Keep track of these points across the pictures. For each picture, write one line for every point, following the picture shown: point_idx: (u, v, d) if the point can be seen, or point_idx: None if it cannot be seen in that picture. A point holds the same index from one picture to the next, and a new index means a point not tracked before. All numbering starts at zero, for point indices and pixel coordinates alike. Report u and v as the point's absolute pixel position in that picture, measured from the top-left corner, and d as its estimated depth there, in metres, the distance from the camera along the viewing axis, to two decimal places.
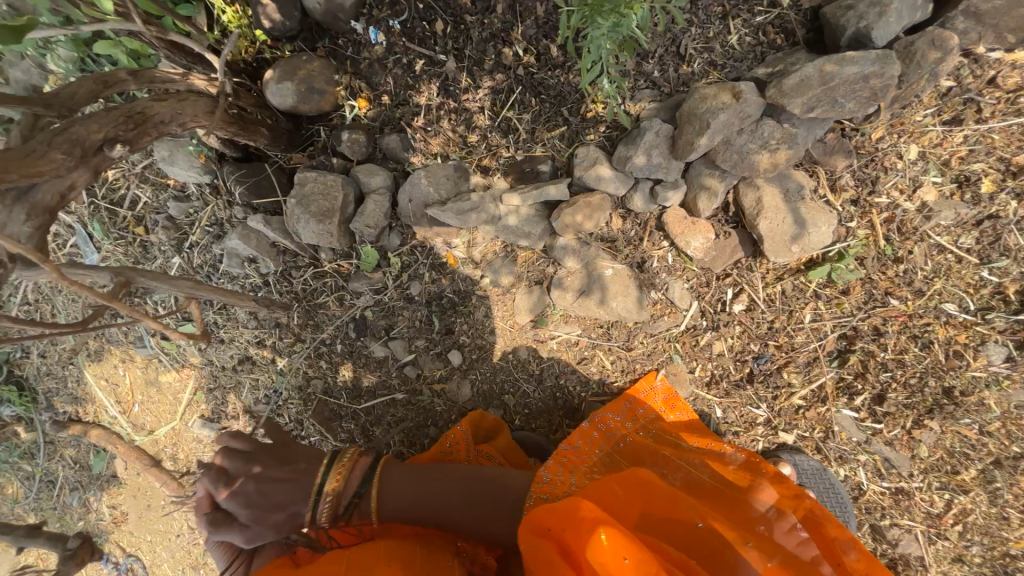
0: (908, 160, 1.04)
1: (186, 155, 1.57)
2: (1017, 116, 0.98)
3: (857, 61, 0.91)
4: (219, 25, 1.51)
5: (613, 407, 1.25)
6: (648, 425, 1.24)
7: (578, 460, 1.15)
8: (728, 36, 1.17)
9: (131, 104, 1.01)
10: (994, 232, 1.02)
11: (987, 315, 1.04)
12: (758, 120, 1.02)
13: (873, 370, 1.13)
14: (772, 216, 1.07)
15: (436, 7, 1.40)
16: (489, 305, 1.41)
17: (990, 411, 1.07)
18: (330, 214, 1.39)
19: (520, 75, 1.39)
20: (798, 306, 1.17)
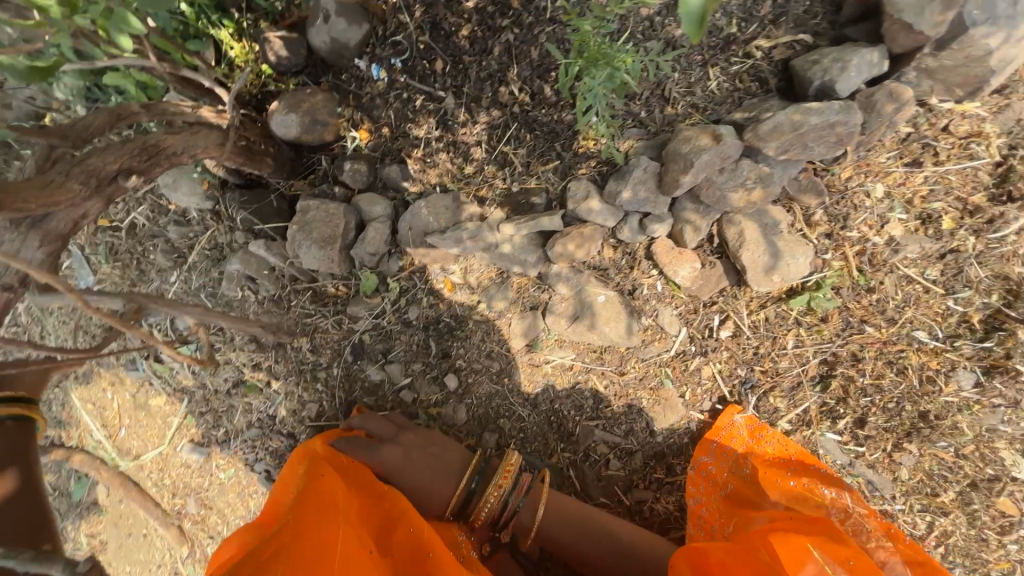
0: (876, 197, 1.12)
1: (190, 181, 1.63)
2: (970, 159, 1.07)
3: (824, 110, 1.00)
4: (227, 59, 1.59)
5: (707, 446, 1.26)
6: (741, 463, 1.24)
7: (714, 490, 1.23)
8: (708, 82, 1.27)
9: (146, 136, 1.05)
10: (956, 265, 1.09)
11: (956, 342, 1.10)
12: (738, 159, 1.09)
13: (853, 394, 1.18)
14: (753, 248, 1.14)
15: (436, 49, 1.49)
16: (484, 331, 1.45)
17: (964, 434, 1.12)
18: (331, 240, 1.43)
19: (515, 112, 1.48)
20: (780, 333, 1.22)
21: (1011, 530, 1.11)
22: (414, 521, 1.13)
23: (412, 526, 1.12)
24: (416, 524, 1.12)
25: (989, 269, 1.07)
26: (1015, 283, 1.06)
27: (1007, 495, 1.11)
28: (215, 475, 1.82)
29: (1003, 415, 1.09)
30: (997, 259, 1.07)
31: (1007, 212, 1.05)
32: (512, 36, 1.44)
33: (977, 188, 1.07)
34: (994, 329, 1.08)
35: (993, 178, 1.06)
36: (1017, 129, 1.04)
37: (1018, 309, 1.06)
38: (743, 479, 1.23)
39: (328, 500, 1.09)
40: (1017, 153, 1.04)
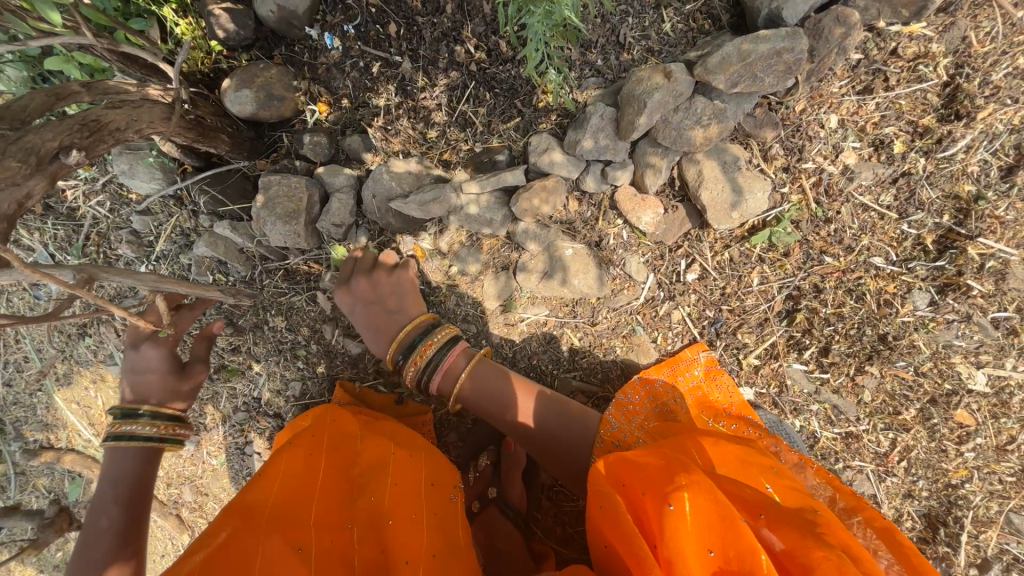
0: (830, 128, 1.13)
1: (147, 167, 1.57)
2: (919, 82, 1.08)
3: (770, 39, 1.00)
4: (173, 37, 1.53)
5: (655, 369, 1.29)
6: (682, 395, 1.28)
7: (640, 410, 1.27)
8: (662, 24, 1.25)
9: (85, 112, 1.03)
10: (908, 188, 1.11)
11: (911, 265, 1.13)
12: (690, 97, 1.09)
13: (817, 325, 1.22)
14: (712, 186, 1.15)
15: (388, 11, 1.44)
16: (458, 295, 1.45)
17: (921, 353, 1.16)
18: (296, 215, 1.41)
19: (473, 71, 1.45)
20: (745, 271, 1.25)
21: (968, 440, 1.16)
22: (375, 490, 1.02)
23: (373, 496, 1.01)
24: (377, 492, 1.02)
25: (940, 190, 1.10)
26: (965, 201, 1.08)
27: (964, 407, 1.15)
28: (208, 461, 1.83)
29: (957, 331, 1.13)
30: (946, 179, 1.09)
31: (954, 131, 1.07)
32: None
33: (927, 110, 1.08)
34: (946, 248, 1.11)
35: (941, 99, 1.07)
36: (963, 47, 1.04)
37: (968, 227, 1.09)
38: (680, 408, 1.26)
39: (266, 506, 0.97)
40: (963, 71, 1.05)
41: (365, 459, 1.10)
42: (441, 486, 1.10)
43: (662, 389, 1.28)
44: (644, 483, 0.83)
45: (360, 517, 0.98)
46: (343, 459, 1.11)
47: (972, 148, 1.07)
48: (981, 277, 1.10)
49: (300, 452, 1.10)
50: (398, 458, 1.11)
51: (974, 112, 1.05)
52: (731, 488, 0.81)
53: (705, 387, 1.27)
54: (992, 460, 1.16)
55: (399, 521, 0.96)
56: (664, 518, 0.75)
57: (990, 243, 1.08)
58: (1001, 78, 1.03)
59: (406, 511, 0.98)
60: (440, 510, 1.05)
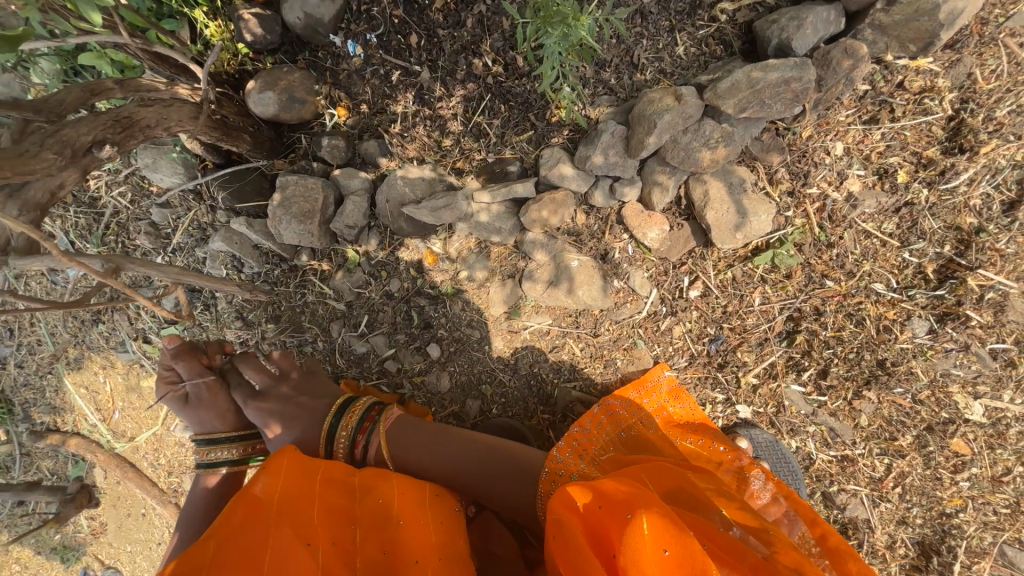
0: (835, 155, 1.16)
1: (170, 162, 1.63)
2: (924, 114, 1.10)
3: (779, 68, 1.03)
4: (203, 38, 1.60)
5: (620, 395, 1.28)
6: (650, 417, 1.26)
7: (614, 428, 1.23)
8: (676, 47, 1.29)
9: (119, 109, 1.07)
10: (911, 218, 1.13)
11: (911, 292, 1.15)
12: (700, 120, 1.13)
13: (817, 347, 1.23)
14: (718, 206, 1.18)
15: (411, 22, 1.50)
16: (465, 300, 1.49)
17: (919, 380, 1.17)
18: (311, 215, 1.46)
19: (489, 84, 1.49)
20: (747, 291, 1.27)
21: (963, 469, 1.17)
22: (382, 492, 1.04)
23: (380, 499, 1.02)
24: (385, 497, 1.03)
25: (941, 221, 1.12)
26: (967, 233, 1.10)
27: (960, 436, 1.16)
28: None
29: (955, 360, 1.14)
30: (948, 210, 1.11)
31: (957, 164, 1.09)
32: (484, 7, 1.45)
33: (931, 142, 1.11)
34: (946, 278, 1.13)
35: (946, 132, 1.10)
36: (969, 83, 1.07)
37: (968, 258, 1.10)
38: (647, 429, 1.23)
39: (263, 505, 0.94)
40: (968, 106, 1.07)
41: (366, 471, 1.10)
42: (445, 497, 1.12)
43: (628, 411, 1.26)
44: (603, 503, 0.83)
45: (365, 519, 0.98)
46: (344, 468, 1.11)
47: (974, 182, 1.09)
48: (980, 308, 1.11)
49: (299, 458, 1.08)
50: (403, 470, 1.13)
51: (977, 146, 1.07)
52: (690, 516, 0.81)
53: (670, 407, 1.29)
54: (987, 491, 1.16)
55: (408, 523, 0.98)
56: (623, 529, 0.76)
57: (990, 274, 1.09)
58: (1005, 114, 1.06)
59: (415, 516, 1.00)
60: (446, 517, 1.05)
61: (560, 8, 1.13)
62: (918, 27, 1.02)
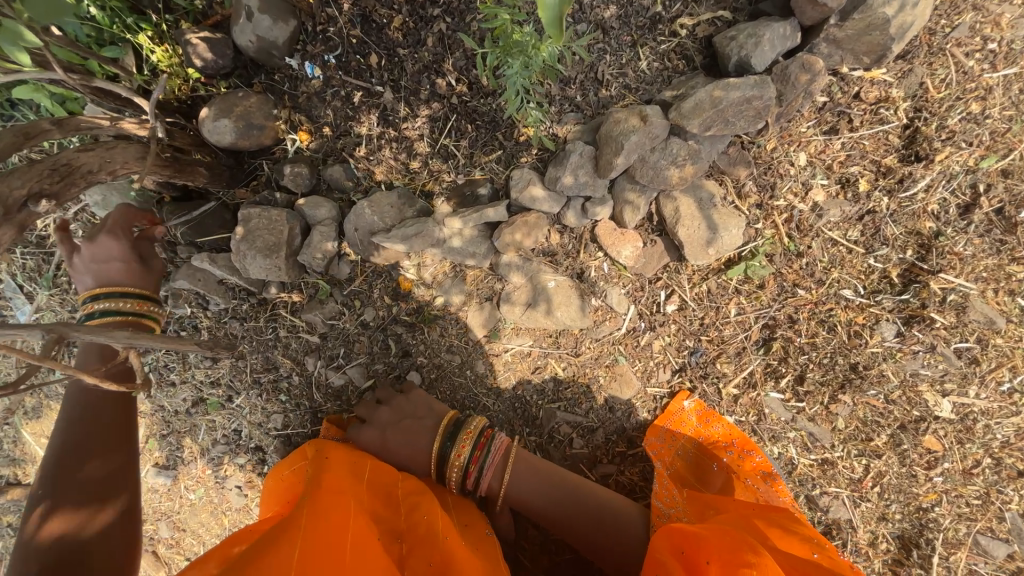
0: (799, 166, 1.18)
1: (123, 198, 1.55)
2: (881, 124, 1.13)
3: (740, 86, 1.04)
4: (149, 65, 1.53)
5: (652, 431, 1.34)
6: (684, 446, 1.32)
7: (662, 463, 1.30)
8: (639, 62, 1.28)
9: (57, 156, 1.00)
10: (874, 225, 1.16)
11: (878, 297, 1.18)
12: (666, 138, 1.13)
13: (792, 354, 1.25)
14: (689, 223, 1.18)
15: (369, 42, 1.46)
16: (443, 325, 1.46)
17: (890, 382, 1.20)
18: (277, 248, 1.40)
19: (454, 104, 1.46)
20: (722, 302, 1.28)
21: (936, 465, 1.20)
22: (427, 510, 1.13)
23: (426, 515, 1.11)
24: (429, 513, 1.12)
25: (903, 226, 1.14)
26: (927, 237, 1.13)
27: (932, 433, 1.20)
28: (185, 496, 1.78)
29: (923, 361, 1.17)
30: (909, 216, 1.14)
31: (914, 172, 1.12)
32: (444, 25, 1.42)
33: (889, 151, 1.13)
34: (910, 281, 1.16)
35: (902, 140, 1.12)
36: (921, 92, 1.10)
37: (930, 262, 1.13)
38: (683, 460, 1.31)
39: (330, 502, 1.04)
40: (921, 115, 1.10)
41: (408, 485, 1.20)
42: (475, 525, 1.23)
43: (664, 442, 1.33)
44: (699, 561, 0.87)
45: (410, 532, 1.07)
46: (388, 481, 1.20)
47: (932, 188, 1.12)
48: (944, 310, 1.14)
49: (347, 472, 1.17)
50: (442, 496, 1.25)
51: (933, 154, 1.10)
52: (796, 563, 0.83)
53: (703, 431, 1.31)
54: (959, 484, 1.20)
55: (453, 539, 1.07)
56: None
57: (951, 277, 1.13)
58: (956, 122, 1.09)
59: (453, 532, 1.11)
60: (479, 546, 1.15)
61: (519, 39, 1.17)
62: (870, 40, 1.03)
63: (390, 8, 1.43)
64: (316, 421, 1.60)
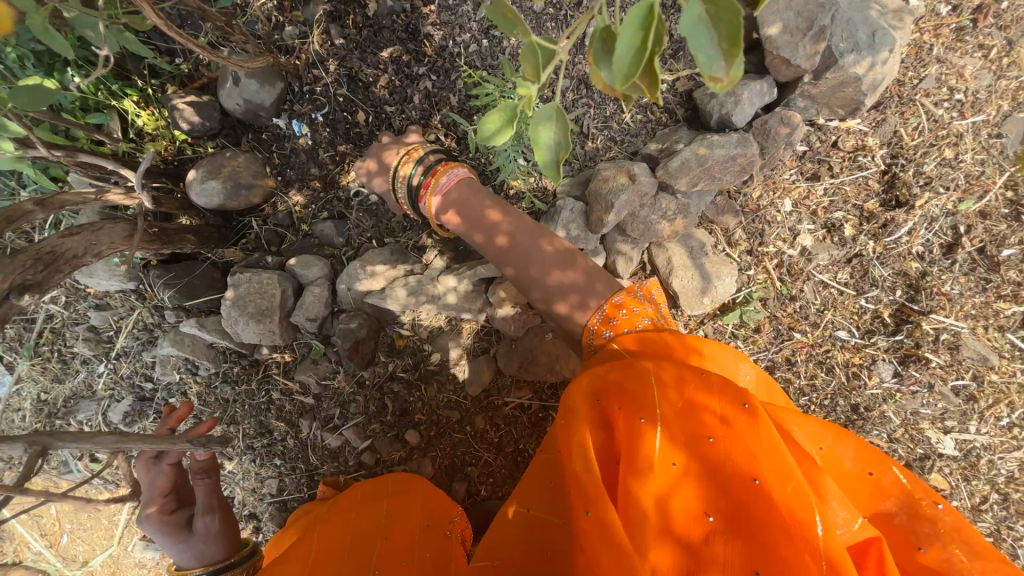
0: (784, 213, 1.20)
1: (107, 265, 1.50)
2: (860, 170, 1.16)
3: (724, 144, 1.07)
4: (135, 129, 1.53)
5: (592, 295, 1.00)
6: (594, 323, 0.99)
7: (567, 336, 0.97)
8: (622, 115, 1.31)
9: (41, 244, 0.97)
10: (862, 267, 1.18)
11: (872, 338, 1.19)
12: (654, 194, 1.15)
13: (793, 396, 1.24)
14: (682, 274, 1.19)
15: (356, 100, 1.47)
16: (440, 381, 1.45)
17: (892, 422, 1.20)
18: (269, 312, 1.38)
19: (443, 158, 1.47)
20: (720, 346, 1.27)
21: (945, 503, 1.19)
22: (372, 548, 1.05)
23: (370, 552, 1.04)
24: (376, 549, 1.05)
25: (890, 268, 1.16)
26: (914, 278, 1.15)
27: (938, 472, 1.19)
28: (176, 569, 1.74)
29: (922, 399, 1.18)
30: (895, 258, 1.16)
31: (897, 217, 1.14)
32: (430, 83, 1.45)
33: (870, 195, 1.16)
34: (902, 322, 1.17)
35: (882, 185, 1.15)
36: (895, 139, 1.14)
37: (919, 303, 1.15)
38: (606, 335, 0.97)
39: None
40: (898, 161, 1.14)
41: (362, 527, 1.10)
42: (437, 525, 1.18)
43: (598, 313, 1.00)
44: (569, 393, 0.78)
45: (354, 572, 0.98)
46: (341, 524, 1.12)
47: (914, 231, 1.14)
48: (938, 349, 1.15)
49: (298, 554, 1.02)
50: (396, 506, 1.18)
51: (913, 200, 1.13)
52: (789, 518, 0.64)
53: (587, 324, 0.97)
54: (970, 522, 1.19)
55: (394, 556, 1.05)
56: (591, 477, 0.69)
57: (942, 317, 1.14)
58: (931, 168, 1.13)
59: (402, 554, 1.05)
60: (436, 545, 1.12)
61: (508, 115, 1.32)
62: (844, 96, 1.07)
63: (376, 67, 1.45)
64: (313, 485, 1.55)
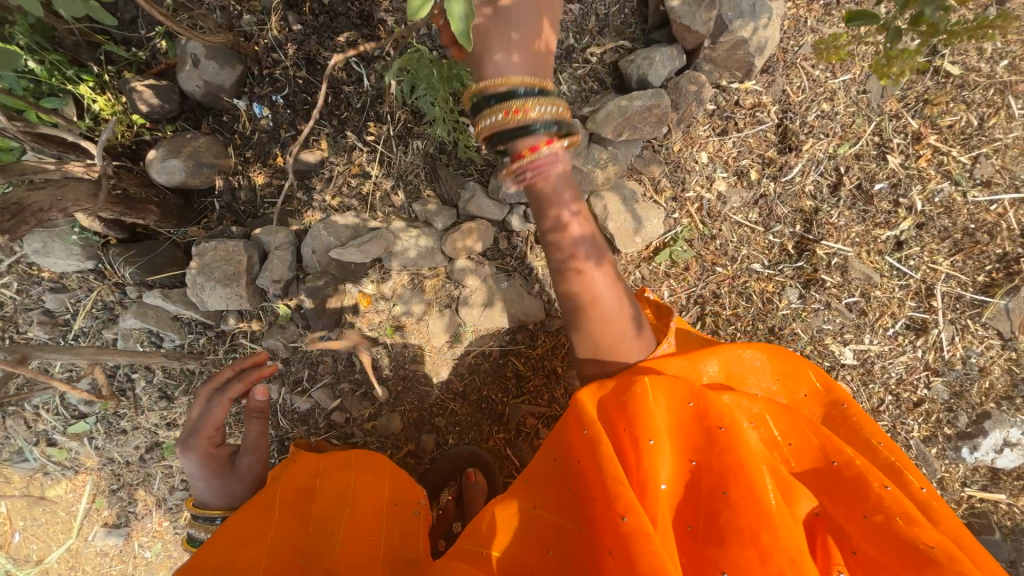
0: (701, 163, 1.38)
1: (66, 244, 1.52)
2: (759, 124, 1.36)
3: (641, 98, 1.25)
4: (91, 113, 1.56)
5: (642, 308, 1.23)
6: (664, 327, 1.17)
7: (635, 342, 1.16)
8: (560, 86, 1.46)
9: (6, 196, 1.03)
10: (767, 207, 1.38)
11: (780, 267, 1.38)
12: (587, 145, 1.31)
13: (721, 325, 1.41)
14: (617, 217, 1.33)
15: (315, 81, 1.57)
16: (406, 337, 1.53)
17: (801, 338, 1.39)
18: (236, 277, 1.44)
19: (400, 130, 1.58)
20: (656, 285, 1.43)
21: None
22: (332, 522, 1.03)
23: (330, 528, 1.02)
24: (335, 524, 1.03)
25: (789, 206, 1.37)
26: (809, 213, 1.36)
27: (842, 379, 1.39)
28: (141, 555, 1.71)
29: (824, 317, 1.37)
30: (792, 197, 1.36)
31: (790, 161, 1.35)
32: (384, 63, 1.57)
33: (768, 145, 1.37)
34: (803, 251, 1.37)
35: (778, 136, 1.36)
36: (784, 97, 1.35)
37: (814, 233, 1.36)
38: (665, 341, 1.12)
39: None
40: (788, 115, 1.35)
41: (323, 497, 1.08)
42: (404, 503, 1.15)
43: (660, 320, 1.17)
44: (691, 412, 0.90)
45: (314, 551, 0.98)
46: (301, 495, 1.09)
47: (805, 173, 1.35)
48: (832, 272, 1.36)
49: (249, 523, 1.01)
50: (362, 484, 1.13)
51: (801, 146, 1.35)
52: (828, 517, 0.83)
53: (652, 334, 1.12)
54: (871, 421, 1.39)
55: (353, 542, 1.00)
56: (726, 510, 0.81)
57: (832, 244, 1.35)
58: (814, 119, 1.34)
59: (364, 533, 1.03)
60: (403, 527, 1.10)
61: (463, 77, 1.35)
62: (738, 59, 1.28)
63: (334, 51, 1.56)
64: (284, 450, 1.58)
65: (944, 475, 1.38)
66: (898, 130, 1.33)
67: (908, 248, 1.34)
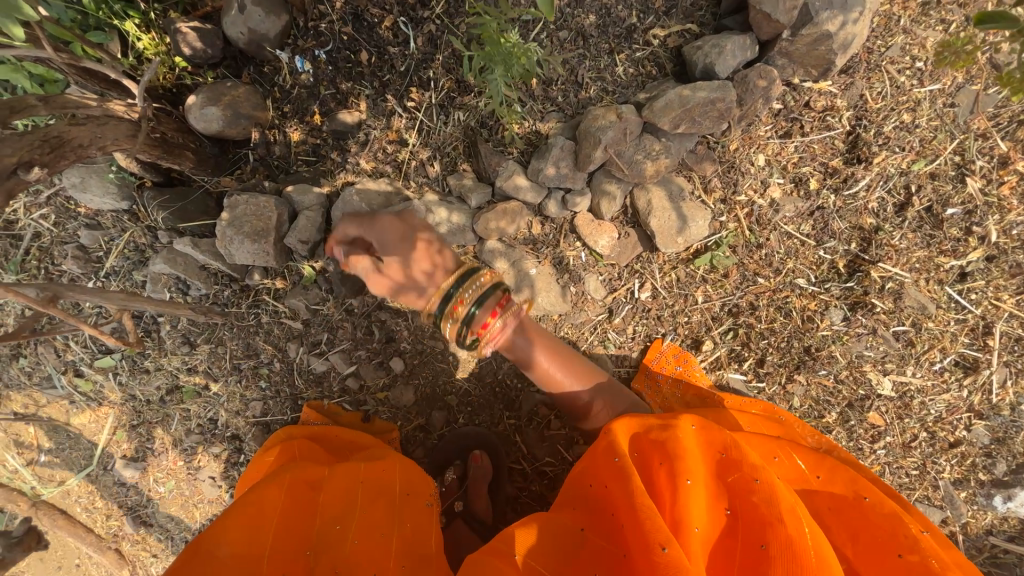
0: (758, 166, 1.29)
1: (103, 182, 1.53)
2: (827, 130, 1.26)
3: (705, 90, 1.16)
4: (135, 51, 1.54)
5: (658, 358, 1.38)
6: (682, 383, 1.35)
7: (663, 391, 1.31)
8: (615, 67, 1.38)
9: (48, 128, 1.01)
10: (823, 220, 1.29)
11: (827, 285, 1.30)
12: (639, 135, 1.23)
13: (753, 338, 1.35)
14: (660, 214, 1.27)
15: (360, 39, 1.51)
16: (427, 313, 1.51)
17: (839, 362, 1.31)
18: (264, 233, 1.43)
19: (442, 99, 1.51)
20: (691, 289, 1.37)
21: (879, 438, 1.32)
22: (342, 518, 0.99)
23: (338, 523, 0.98)
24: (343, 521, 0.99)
25: (847, 222, 1.27)
26: (868, 232, 1.27)
27: (875, 410, 1.32)
28: (154, 489, 1.78)
29: (866, 343, 1.30)
30: (852, 213, 1.27)
31: (856, 173, 1.25)
32: (433, 26, 1.49)
33: (834, 154, 1.27)
34: (854, 271, 1.28)
35: (846, 145, 1.26)
36: (861, 102, 1.24)
37: (870, 253, 1.27)
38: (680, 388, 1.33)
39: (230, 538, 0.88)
40: (861, 123, 1.24)
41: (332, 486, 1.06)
42: (416, 495, 1.11)
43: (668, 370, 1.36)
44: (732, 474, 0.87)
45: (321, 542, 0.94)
46: (310, 484, 1.06)
47: (871, 188, 1.25)
48: (884, 297, 1.27)
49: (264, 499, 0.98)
50: (371, 474, 1.12)
51: (871, 158, 1.24)
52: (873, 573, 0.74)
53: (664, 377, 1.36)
54: (899, 456, 1.32)
55: (363, 540, 0.95)
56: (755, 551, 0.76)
57: (889, 267, 1.26)
58: (890, 130, 1.23)
59: (374, 532, 0.97)
60: (416, 519, 1.04)
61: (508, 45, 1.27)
62: (817, 55, 1.17)
63: (382, 8, 1.49)
64: (296, 409, 1.61)
65: (970, 521, 1.31)
66: (983, 151, 1.21)
67: (972, 280, 1.24)
